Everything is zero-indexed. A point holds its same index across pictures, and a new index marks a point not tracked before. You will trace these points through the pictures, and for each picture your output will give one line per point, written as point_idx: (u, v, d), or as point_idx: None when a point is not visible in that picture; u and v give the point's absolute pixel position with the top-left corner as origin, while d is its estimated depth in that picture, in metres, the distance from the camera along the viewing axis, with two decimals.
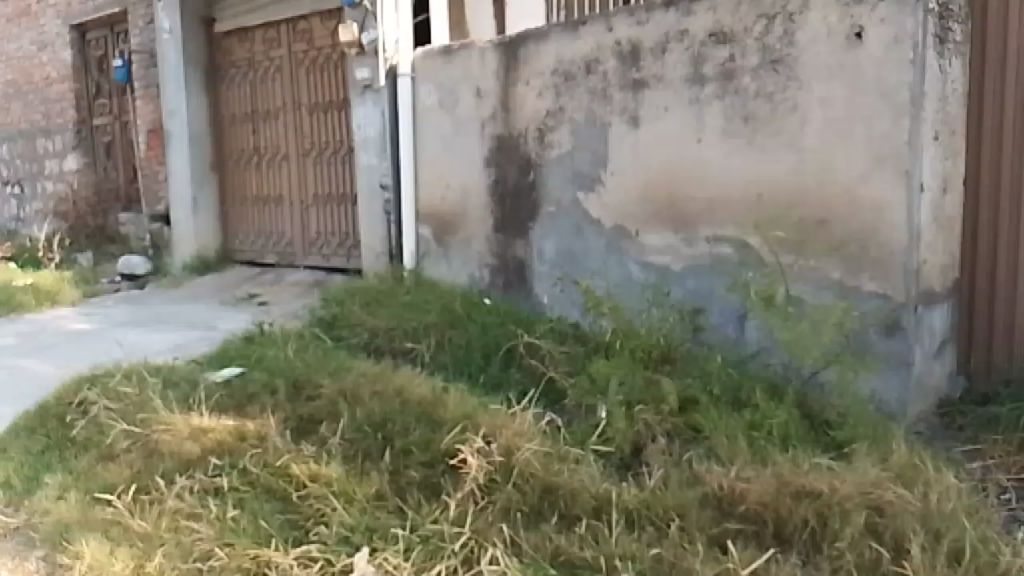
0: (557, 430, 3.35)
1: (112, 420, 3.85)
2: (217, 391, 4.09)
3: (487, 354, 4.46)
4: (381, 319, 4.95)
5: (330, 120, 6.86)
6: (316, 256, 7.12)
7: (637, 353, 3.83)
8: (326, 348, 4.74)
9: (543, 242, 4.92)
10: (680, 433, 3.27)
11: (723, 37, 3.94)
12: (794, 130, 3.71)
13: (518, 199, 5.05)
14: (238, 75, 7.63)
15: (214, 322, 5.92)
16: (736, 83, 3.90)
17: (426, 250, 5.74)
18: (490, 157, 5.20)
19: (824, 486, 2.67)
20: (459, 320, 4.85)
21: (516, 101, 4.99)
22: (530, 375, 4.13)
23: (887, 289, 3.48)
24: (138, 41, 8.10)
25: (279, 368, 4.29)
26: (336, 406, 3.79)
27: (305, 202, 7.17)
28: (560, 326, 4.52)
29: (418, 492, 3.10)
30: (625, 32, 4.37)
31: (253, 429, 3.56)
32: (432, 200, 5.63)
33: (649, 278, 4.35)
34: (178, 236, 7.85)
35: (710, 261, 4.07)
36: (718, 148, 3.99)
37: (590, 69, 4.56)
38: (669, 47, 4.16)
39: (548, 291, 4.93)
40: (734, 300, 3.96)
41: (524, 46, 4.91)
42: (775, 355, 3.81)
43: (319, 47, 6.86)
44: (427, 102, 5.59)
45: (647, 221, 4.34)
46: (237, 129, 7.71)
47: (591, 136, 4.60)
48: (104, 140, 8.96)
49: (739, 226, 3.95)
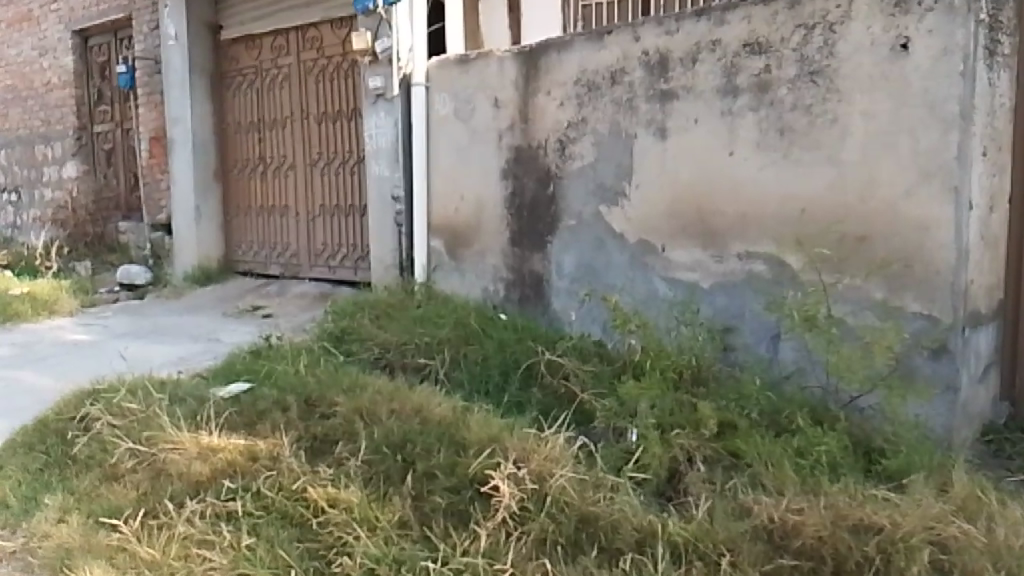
0: (589, 455, 3.19)
1: (116, 437, 3.66)
2: (226, 408, 3.91)
3: (505, 371, 4.30)
4: (393, 334, 4.79)
5: (339, 130, 6.71)
6: (322, 268, 6.94)
7: (668, 373, 3.67)
8: (337, 363, 4.57)
9: (562, 256, 4.77)
10: (720, 460, 3.11)
11: (758, 48, 3.81)
12: (833, 143, 3.57)
13: (537, 212, 4.89)
14: (244, 83, 7.49)
15: (218, 335, 5.74)
16: (772, 94, 3.77)
17: (438, 262, 5.58)
18: (507, 169, 5.05)
19: (885, 521, 2.53)
20: (475, 337, 4.69)
21: (536, 112, 4.85)
22: (552, 395, 3.96)
23: (933, 310, 3.33)
24: (142, 47, 7.95)
25: (289, 385, 4.12)
26: (351, 425, 3.62)
27: (312, 213, 7.00)
28: (582, 343, 4.36)
29: (443, 519, 2.93)
30: (652, 42, 4.23)
31: (265, 449, 3.40)
32: (446, 212, 5.46)
33: (676, 295, 4.20)
34: (180, 245, 7.66)
35: (742, 278, 3.92)
36: (752, 161, 3.85)
37: (615, 80, 4.42)
38: (700, 58, 4.02)
39: (567, 306, 4.78)
40: (769, 319, 3.82)
41: (545, 55, 4.77)
42: (812, 377, 3.66)
43: (329, 55, 6.72)
44: (441, 113, 5.45)
45: (675, 236, 4.19)
46: (242, 138, 7.55)
47: (615, 148, 4.46)
48: (103, 147, 8.79)
49: (774, 242, 3.80)
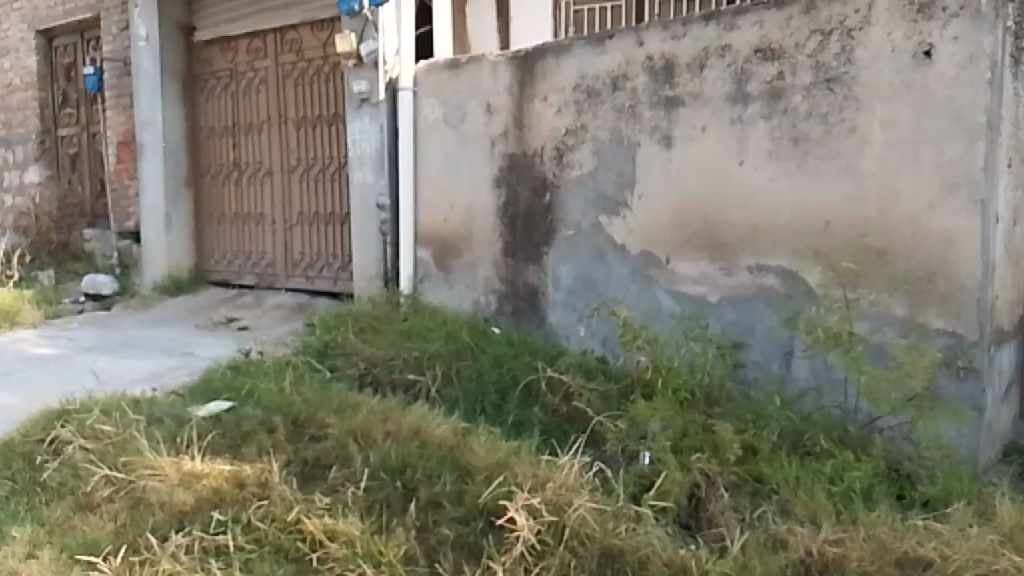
0: (605, 480, 3.00)
1: (90, 463, 3.39)
2: (209, 430, 3.66)
3: (502, 390, 4.10)
4: (380, 349, 4.56)
5: (319, 136, 6.48)
6: (300, 278, 6.68)
7: (680, 392, 3.50)
8: (322, 380, 4.33)
9: (559, 268, 4.59)
10: (743, 486, 2.95)
11: (771, 53, 3.67)
12: (851, 153, 3.45)
13: (531, 222, 4.71)
14: (218, 86, 7.22)
15: (192, 349, 5.45)
16: (786, 102, 3.63)
17: (425, 273, 5.35)
18: (500, 177, 4.86)
19: (933, 554, 2.40)
20: (468, 352, 4.48)
21: (532, 118, 4.68)
22: (554, 416, 3.78)
23: (957, 327, 3.21)
24: (110, 48, 7.65)
25: (275, 404, 3.87)
26: (345, 448, 3.39)
27: (289, 221, 6.75)
28: (582, 361, 4.18)
29: (452, 553, 2.73)
30: (657, 46, 4.08)
31: (253, 476, 3.17)
32: (434, 221, 5.25)
33: (682, 310, 4.03)
34: (148, 254, 7.34)
35: (754, 292, 3.77)
36: (763, 171, 3.71)
37: (617, 86, 4.26)
38: (709, 63, 3.88)
39: (564, 320, 4.59)
40: (783, 335, 3.67)
41: (542, 60, 4.60)
42: (830, 395, 3.52)
43: (309, 59, 6.49)
44: (430, 118, 5.24)
45: (681, 247, 4.03)
46: (216, 142, 7.27)
47: (616, 157, 4.29)
48: (68, 152, 8.43)
49: (788, 255, 3.65)
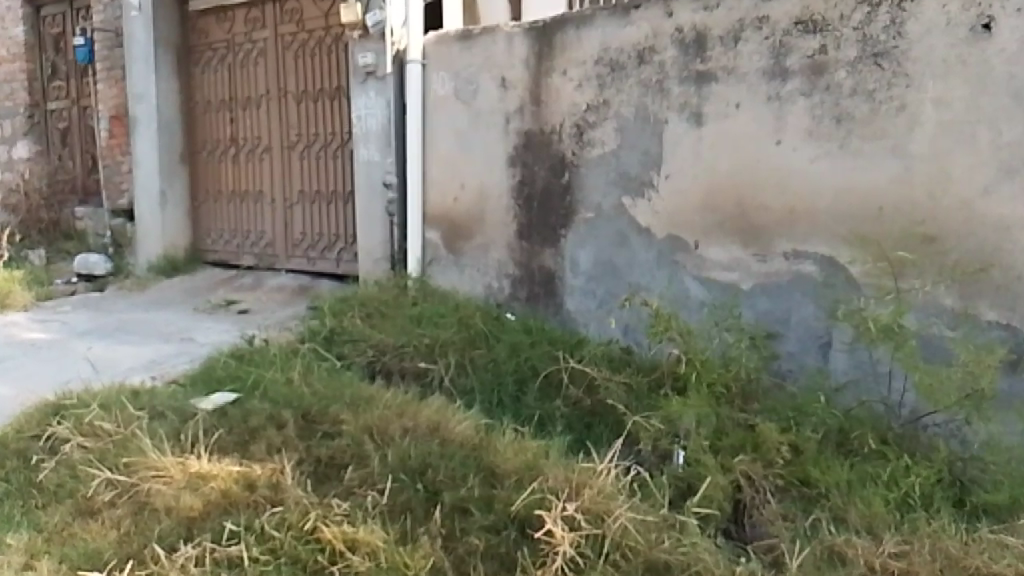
0: (642, 485, 2.81)
1: (90, 463, 3.20)
2: (214, 425, 3.45)
3: (521, 382, 3.90)
4: (389, 335, 4.33)
5: (321, 110, 6.21)
6: (301, 259, 6.45)
7: (715, 387, 3.27)
8: (331, 369, 4.10)
9: (578, 251, 4.37)
10: (789, 491, 2.77)
11: (813, 26, 3.45)
12: (899, 133, 3.24)
13: (549, 203, 4.48)
14: (213, 58, 6.93)
15: (191, 334, 5.23)
16: (828, 78, 3.42)
17: (433, 256, 5.10)
18: (515, 155, 4.62)
19: (1009, 572, 2.26)
20: (482, 340, 4.26)
21: (550, 93, 4.44)
22: (579, 412, 3.59)
23: (1013, 320, 3.03)
24: (101, 17, 7.34)
25: (283, 397, 3.66)
26: (361, 446, 3.19)
27: (289, 200, 6.50)
28: (605, 351, 3.98)
29: (483, 565, 2.55)
30: (688, 18, 3.84)
31: (263, 477, 2.99)
32: (444, 202, 5.00)
33: (712, 297, 3.83)
34: (142, 233, 7.07)
35: (790, 280, 3.57)
36: (803, 152, 3.50)
37: (643, 59, 4.02)
38: (744, 36, 3.65)
39: (583, 306, 4.38)
40: (821, 326, 3.49)
41: (561, 31, 4.36)
42: (872, 390, 3.34)
43: (311, 29, 6.22)
44: (439, 93, 4.97)
45: (711, 231, 3.82)
46: (212, 117, 7.00)
47: (641, 135, 4.07)
48: (58, 126, 8.13)
49: (828, 241, 3.45)
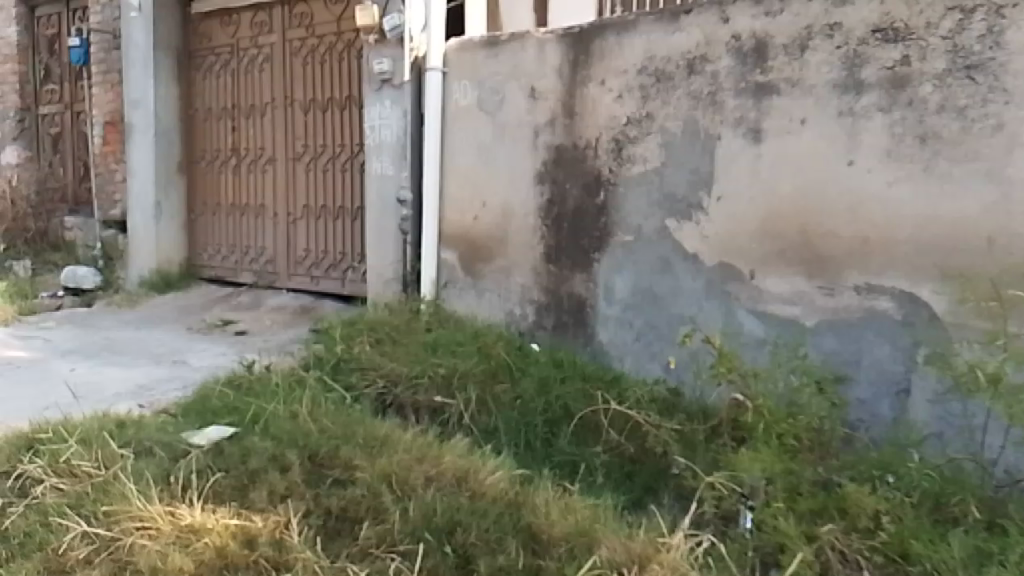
0: (715, 562, 2.44)
1: (63, 511, 2.77)
2: (208, 467, 3.02)
3: (551, 423, 3.48)
4: (401, 364, 3.90)
5: (330, 121, 5.83)
6: (303, 278, 6.03)
7: (786, 439, 2.83)
8: (338, 403, 3.67)
9: (613, 278, 3.98)
10: (885, 568, 2.39)
11: (893, 34, 3.09)
12: (996, 155, 2.87)
13: (581, 224, 4.09)
14: (216, 63, 6.55)
15: (183, 357, 4.80)
16: (911, 91, 3.05)
17: (450, 278, 4.70)
18: (544, 172, 4.23)
19: None
20: (505, 372, 3.84)
21: (586, 105, 4.06)
22: (620, 462, 3.21)
23: None
24: (98, 18, 6.97)
25: (287, 434, 3.23)
26: (378, 498, 2.77)
27: (293, 215, 6.09)
28: (648, 391, 3.58)
29: None
30: (747, 24, 3.48)
31: (265, 533, 2.59)
32: (463, 220, 4.60)
33: (772, 334, 3.43)
34: (135, 246, 6.64)
35: (862, 317, 3.19)
36: (880, 174, 3.12)
37: (693, 69, 3.66)
38: (812, 45, 3.29)
39: (618, 337, 3.98)
40: (899, 372, 3.10)
41: (600, 37, 3.99)
42: (962, 446, 2.95)
43: (321, 35, 5.85)
44: (461, 103, 4.58)
45: (770, 259, 3.43)
46: (213, 126, 6.61)
47: (690, 152, 3.68)
48: (49, 132, 7.72)
49: (908, 276, 3.07)
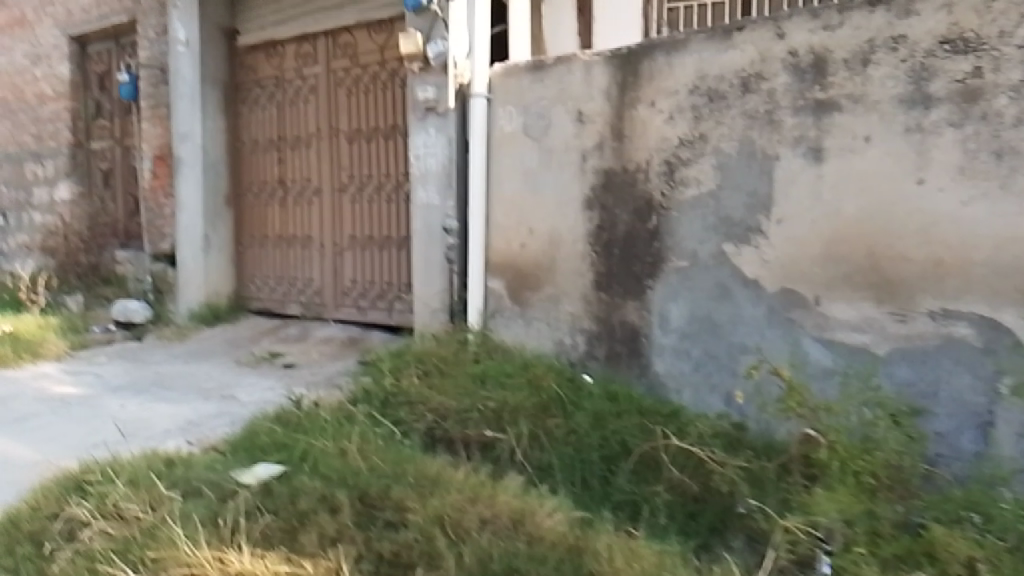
0: None
1: (111, 557, 2.70)
2: (257, 508, 2.94)
3: (608, 459, 3.35)
4: (450, 398, 3.79)
5: (375, 150, 5.80)
6: (350, 309, 5.99)
7: (863, 477, 2.68)
8: (387, 439, 3.57)
9: (669, 306, 3.83)
10: None
11: (963, 44, 2.93)
12: None
13: (633, 250, 3.96)
14: (262, 95, 6.58)
15: (231, 392, 4.75)
16: (985, 105, 2.88)
17: (497, 308, 4.59)
18: (594, 197, 4.11)
19: None
20: (558, 406, 3.70)
21: (635, 127, 3.94)
22: (683, 499, 3.10)
23: None
24: (147, 54, 7.06)
25: (336, 472, 3.14)
26: (431, 543, 2.65)
27: (340, 245, 6.07)
28: (710, 425, 3.44)
29: None
30: (804, 39, 3.34)
31: None
32: (510, 248, 4.50)
33: (841, 364, 3.26)
34: (182, 280, 6.60)
35: (938, 344, 3.01)
36: (953, 193, 2.95)
37: (748, 87, 3.52)
38: (876, 58, 3.14)
39: (675, 367, 3.83)
40: (980, 403, 2.93)
41: (649, 58, 3.88)
42: None
43: (365, 64, 5.84)
44: (507, 129, 4.50)
45: (836, 284, 3.26)
46: (260, 157, 6.63)
47: (746, 174, 3.53)
48: (101, 167, 7.85)
49: (987, 300, 2.89)
